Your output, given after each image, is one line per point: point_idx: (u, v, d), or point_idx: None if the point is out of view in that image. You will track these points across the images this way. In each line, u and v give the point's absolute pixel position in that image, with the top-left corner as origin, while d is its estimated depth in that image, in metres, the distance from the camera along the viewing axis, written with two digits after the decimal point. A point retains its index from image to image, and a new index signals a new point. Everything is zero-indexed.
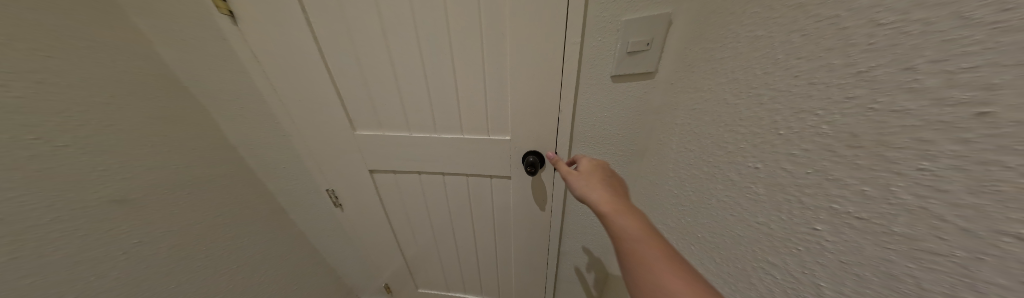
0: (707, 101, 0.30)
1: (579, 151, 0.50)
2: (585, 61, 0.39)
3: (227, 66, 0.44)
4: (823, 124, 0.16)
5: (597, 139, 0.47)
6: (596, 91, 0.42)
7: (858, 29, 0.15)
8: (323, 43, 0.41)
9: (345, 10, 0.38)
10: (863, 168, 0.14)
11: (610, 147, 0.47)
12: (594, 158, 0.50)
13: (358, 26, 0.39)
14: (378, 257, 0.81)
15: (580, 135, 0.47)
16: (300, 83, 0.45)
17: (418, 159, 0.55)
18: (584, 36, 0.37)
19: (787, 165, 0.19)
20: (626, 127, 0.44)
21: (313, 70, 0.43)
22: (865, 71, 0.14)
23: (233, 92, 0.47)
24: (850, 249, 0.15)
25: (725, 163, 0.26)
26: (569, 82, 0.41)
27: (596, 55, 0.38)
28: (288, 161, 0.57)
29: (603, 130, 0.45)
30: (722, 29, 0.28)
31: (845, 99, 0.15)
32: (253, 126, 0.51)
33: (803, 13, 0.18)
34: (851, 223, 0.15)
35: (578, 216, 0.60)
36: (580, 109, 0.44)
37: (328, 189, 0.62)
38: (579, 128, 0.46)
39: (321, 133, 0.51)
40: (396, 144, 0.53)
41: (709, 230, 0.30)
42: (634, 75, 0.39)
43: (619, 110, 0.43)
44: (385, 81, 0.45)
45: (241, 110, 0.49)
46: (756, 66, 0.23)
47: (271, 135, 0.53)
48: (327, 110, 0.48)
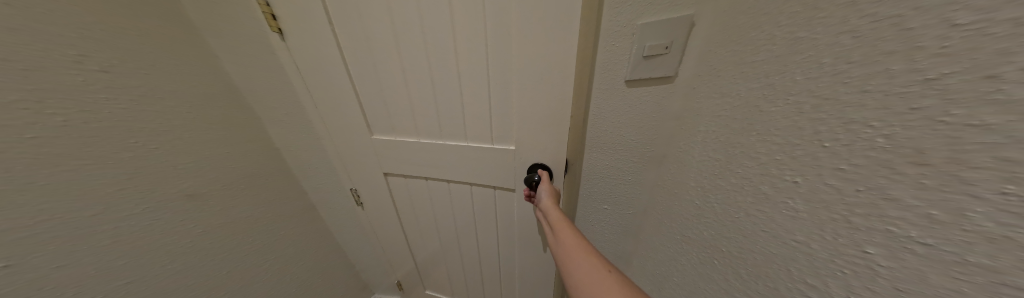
0: (736, 108, 0.28)
1: (590, 157, 0.49)
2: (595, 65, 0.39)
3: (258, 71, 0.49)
4: (878, 137, 0.15)
5: (609, 145, 0.46)
6: (610, 95, 0.41)
7: (927, 30, 0.13)
8: (344, 51, 0.43)
9: (363, 21, 0.40)
10: (929, 188, 0.13)
11: (625, 153, 0.46)
12: (607, 164, 0.49)
13: (376, 36, 0.41)
14: (391, 254, 0.84)
15: (590, 140, 0.47)
16: (322, 88, 0.48)
17: (427, 163, 0.56)
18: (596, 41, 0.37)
19: (832, 180, 0.17)
20: (644, 133, 0.43)
21: (334, 76, 0.46)
22: (936, 79, 0.13)
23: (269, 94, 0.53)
24: (906, 277, 0.14)
25: (758, 174, 0.24)
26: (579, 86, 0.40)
27: (608, 59, 0.38)
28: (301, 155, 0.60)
29: (619, 135, 0.44)
30: (753, 31, 0.26)
31: (907, 110, 0.14)
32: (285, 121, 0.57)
33: (856, 12, 0.17)
34: (910, 248, 0.13)
35: (592, 222, 0.59)
36: (592, 115, 0.44)
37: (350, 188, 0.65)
38: (591, 132, 0.46)
39: (342, 135, 0.54)
40: (407, 149, 0.54)
41: (736, 245, 0.27)
42: (651, 79, 0.38)
43: (636, 115, 0.42)
44: (399, 88, 0.46)
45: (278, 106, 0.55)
46: (795, 71, 0.21)
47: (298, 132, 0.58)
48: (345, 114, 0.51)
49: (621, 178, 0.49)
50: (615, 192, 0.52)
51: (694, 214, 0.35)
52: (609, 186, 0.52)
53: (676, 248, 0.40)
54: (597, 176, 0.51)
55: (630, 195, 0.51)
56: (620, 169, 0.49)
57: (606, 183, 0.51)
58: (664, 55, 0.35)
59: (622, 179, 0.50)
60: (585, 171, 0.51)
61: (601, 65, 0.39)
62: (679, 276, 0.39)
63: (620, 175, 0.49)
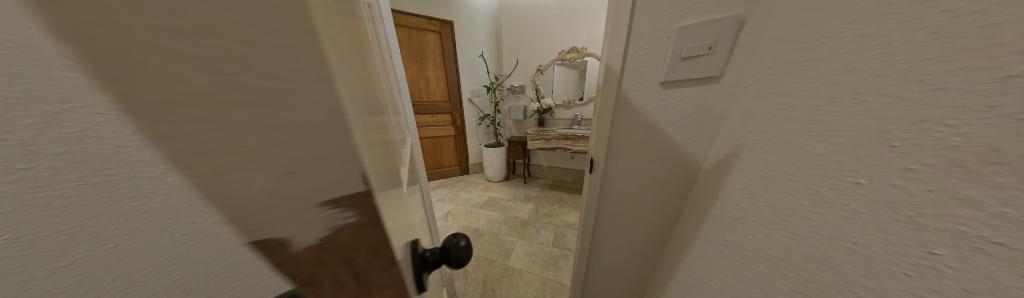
0: (792, 109, 0.27)
1: (619, 156, 0.51)
2: (626, 71, 0.45)
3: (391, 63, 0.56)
4: (954, 137, 0.16)
5: (641, 146, 0.49)
6: (645, 96, 0.45)
7: (1006, 34, 0.15)
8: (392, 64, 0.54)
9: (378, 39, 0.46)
10: (1007, 188, 0.15)
11: (658, 151, 0.47)
12: (636, 165, 0.51)
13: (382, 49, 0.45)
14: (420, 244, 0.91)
15: (616, 140, 0.50)
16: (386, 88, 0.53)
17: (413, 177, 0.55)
18: (625, 51, 0.44)
19: (899, 181, 0.18)
20: (681, 134, 0.44)
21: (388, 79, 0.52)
22: (1013, 78, 0.15)
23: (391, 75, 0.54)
24: (976, 276, 0.16)
25: (814, 177, 0.24)
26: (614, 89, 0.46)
27: (641, 65, 0.44)
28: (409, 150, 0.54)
29: (650, 133, 0.47)
30: (816, 28, 0.25)
31: (984, 108, 0.15)
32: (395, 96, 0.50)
33: (935, 9, 0.17)
34: (981, 248, 0.16)
35: (613, 223, 0.60)
36: (621, 113, 0.48)
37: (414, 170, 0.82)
38: (619, 132, 0.49)
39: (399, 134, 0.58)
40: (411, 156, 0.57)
41: (787, 249, 0.27)
42: (691, 80, 0.41)
43: (671, 115, 0.44)
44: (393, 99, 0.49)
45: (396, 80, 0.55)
46: (864, 68, 0.20)
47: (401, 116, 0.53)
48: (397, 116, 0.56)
49: (654, 180, 0.50)
50: (647, 195, 0.52)
51: (735, 217, 0.34)
52: (635, 185, 0.53)
53: (711, 253, 0.39)
54: (628, 174, 0.52)
55: (660, 198, 0.51)
56: (653, 167, 0.49)
57: (635, 184, 0.53)
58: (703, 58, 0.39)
59: (654, 181, 0.50)
60: (609, 172, 0.53)
61: (633, 72, 0.44)
62: (709, 282, 0.38)
63: (649, 173, 0.50)
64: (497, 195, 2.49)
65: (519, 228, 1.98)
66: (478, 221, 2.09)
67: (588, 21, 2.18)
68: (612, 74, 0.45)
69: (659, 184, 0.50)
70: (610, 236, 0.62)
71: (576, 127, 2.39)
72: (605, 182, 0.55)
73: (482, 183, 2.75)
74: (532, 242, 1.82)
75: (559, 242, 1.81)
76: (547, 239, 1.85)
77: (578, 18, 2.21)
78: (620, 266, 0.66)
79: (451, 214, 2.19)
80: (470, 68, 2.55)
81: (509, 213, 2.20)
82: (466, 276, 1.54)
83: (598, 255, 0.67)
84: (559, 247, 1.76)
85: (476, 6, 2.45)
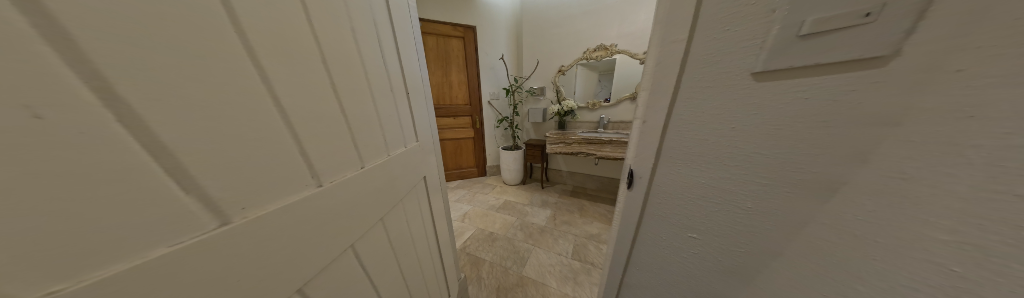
0: None
1: (669, 165, 0.48)
2: (693, 63, 0.40)
3: (358, 59, 0.48)
4: None
5: (706, 158, 0.42)
6: (720, 93, 0.38)
7: None
8: (371, 70, 0.52)
9: (344, 46, 0.44)
10: None
11: (740, 165, 0.39)
12: (692, 176, 0.45)
13: (344, 59, 0.44)
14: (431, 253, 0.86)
15: (671, 148, 0.46)
16: (358, 101, 0.47)
17: (376, 197, 0.52)
18: (688, 43, 0.40)
19: None
20: (784, 144, 0.34)
21: (362, 94, 0.49)
22: None
23: (354, 75, 0.47)
24: None
25: None
26: (670, 87, 0.43)
27: (716, 53, 0.37)
28: (360, 165, 0.47)
29: (726, 144, 0.39)
30: None
31: None
32: (345, 102, 0.44)
33: None
34: None
35: (663, 239, 0.55)
36: (678, 115, 0.43)
37: (422, 176, 0.77)
38: (677, 140, 0.45)
39: (377, 150, 0.53)
40: (383, 171, 0.55)
41: None
42: (819, 66, 0.29)
43: (776, 115, 0.34)
44: (359, 110, 0.48)
45: (360, 83, 0.48)
46: None
47: (355, 124, 0.46)
48: (371, 133, 0.51)
49: (723, 196, 0.43)
50: (713, 212, 0.45)
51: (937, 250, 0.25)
52: (697, 200, 0.46)
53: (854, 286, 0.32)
54: (687, 186, 0.47)
55: (732, 219, 0.43)
56: (727, 183, 0.42)
57: (693, 197, 0.47)
58: (831, 35, 0.27)
59: (724, 199, 0.43)
60: (661, 180, 0.50)
61: (706, 63, 0.38)
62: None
63: (722, 189, 0.42)
64: (514, 199, 2.40)
65: (536, 235, 1.86)
66: (494, 224, 2.02)
67: (617, 16, 2.02)
68: (670, 69, 0.42)
69: (733, 202, 0.42)
70: (661, 251, 0.57)
71: (600, 131, 2.22)
72: (654, 191, 0.52)
73: (499, 186, 2.68)
74: (550, 251, 1.70)
75: (580, 254, 1.66)
76: (564, 249, 1.71)
77: (605, 15, 2.06)
78: (671, 287, 0.59)
79: (467, 216, 2.15)
80: (490, 71, 2.51)
81: (526, 218, 2.09)
82: (480, 281, 1.47)
83: (644, 269, 0.62)
84: (580, 260, 1.61)
85: (498, 7, 2.41)
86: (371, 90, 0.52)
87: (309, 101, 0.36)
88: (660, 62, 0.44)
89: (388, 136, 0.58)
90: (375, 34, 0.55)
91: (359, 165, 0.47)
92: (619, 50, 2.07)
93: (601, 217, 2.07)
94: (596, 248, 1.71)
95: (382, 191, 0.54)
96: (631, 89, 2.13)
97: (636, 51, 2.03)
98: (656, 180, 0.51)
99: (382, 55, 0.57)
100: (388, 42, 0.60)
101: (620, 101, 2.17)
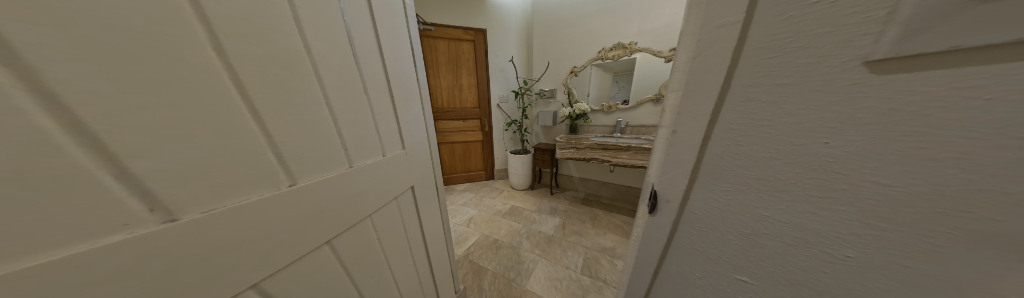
0: None
1: (715, 187, 0.37)
2: (754, 57, 0.28)
3: (296, 54, 0.39)
4: None
5: (775, 185, 0.31)
6: (802, 99, 0.26)
7: None
8: (334, 72, 0.45)
9: (287, 45, 0.38)
10: None
11: (830, 199, 0.28)
12: (751, 205, 0.34)
13: (287, 60, 0.38)
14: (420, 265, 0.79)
15: (714, 171, 0.35)
16: (305, 108, 0.41)
17: (323, 219, 0.45)
18: (746, 29, 0.28)
19: None
20: (915, 171, 0.23)
21: (313, 99, 0.42)
22: None
23: (286, 74, 0.38)
24: None
25: None
26: (717, 91, 0.32)
27: (797, 40, 0.25)
28: (279, 184, 0.38)
29: (806, 169, 0.28)
30: None
31: None
32: (260, 107, 0.35)
33: None
34: None
35: (704, 271, 0.45)
36: (728, 126, 0.32)
37: (410, 186, 0.69)
38: (725, 162, 0.34)
39: (334, 162, 0.46)
40: (343, 186, 0.48)
41: None
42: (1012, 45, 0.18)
43: (907, 127, 0.22)
44: (307, 118, 0.41)
45: (295, 84, 0.39)
46: None
47: (281, 134, 0.38)
48: (324, 144, 0.44)
49: (800, 233, 0.32)
50: (781, 249, 0.34)
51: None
52: (753, 236, 0.36)
53: None
54: (737, 219, 0.36)
55: (812, 261, 0.32)
56: (803, 220, 0.31)
57: (751, 229, 0.36)
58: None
59: (801, 236, 0.32)
60: (697, 206, 0.40)
61: (779, 55, 0.26)
62: None
63: (796, 226, 0.32)
64: (521, 205, 2.28)
65: (544, 245, 1.73)
66: (499, 231, 1.91)
67: (637, 12, 1.86)
68: (716, 66, 0.31)
69: (817, 242, 0.31)
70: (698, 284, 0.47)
71: (616, 135, 2.06)
72: (686, 218, 0.43)
73: (506, 190, 2.57)
74: (557, 264, 1.56)
75: (591, 269, 1.51)
76: (573, 262, 1.56)
77: (624, 11, 1.91)
78: None
79: (471, 221, 2.05)
80: (500, 73, 2.43)
81: (533, 226, 1.96)
82: (480, 293, 1.36)
83: None
84: (590, 276, 1.46)
85: (509, 7, 2.33)
86: (319, 91, 0.43)
87: (175, 109, 0.28)
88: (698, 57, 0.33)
89: (347, 144, 0.49)
90: (343, 25, 0.47)
91: (279, 184, 0.38)
92: (639, 48, 1.91)
93: (615, 229, 1.90)
94: (609, 264, 1.55)
95: (326, 211, 0.46)
96: (651, 90, 1.95)
97: (658, 50, 1.86)
98: (689, 206, 0.41)
99: (350, 50, 0.48)
100: (365, 36, 0.52)
101: (639, 103, 2.00)
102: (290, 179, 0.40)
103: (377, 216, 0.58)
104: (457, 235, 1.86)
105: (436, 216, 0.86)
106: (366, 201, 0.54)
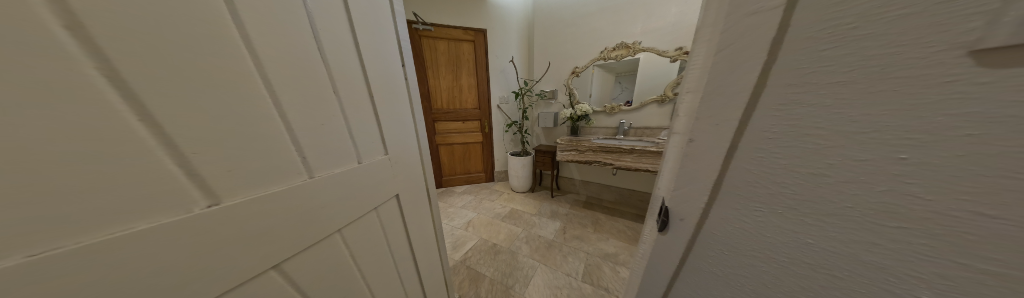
0: None
1: (741, 206, 0.30)
2: (799, 49, 0.22)
3: (223, 37, 0.30)
4: None
5: (815, 208, 0.25)
6: (868, 102, 0.20)
7: None
8: (292, 63, 0.38)
9: (228, 28, 0.31)
10: None
11: (905, 229, 0.21)
12: (786, 229, 0.28)
13: (226, 46, 0.30)
14: (407, 276, 0.73)
15: (740, 187, 0.29)
16: (253, 105, 0.34)
17: (278, 236, 0.38)
18: (791, 10, 0.22)
19: None
20: None
21: (261, 94, 0.34)
22: None
23: (204, 61, 0.28)
24: None
25: None
26: (748, 91, 0.25)
27: (863, 25, 0.19)
28: (189, 208, 0.29)
29: (866, 192, 0.22)
30: None
31: None
32: (153, 104, 0.25)
33: None
34: None
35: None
36: (759, 133, 0.26)
37: (394, 194, 0.63)
38: (755, 176, 0.27)
39: (294, 171, 0.39)
40: (304, 199, 0.41)
41: None
42: None
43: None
44: (255, 116, 0.34)
45: (217, 75, 0.30)
46: None
47: (195, 139, 0.28)
48: (279, 149, 0.37)
49: (845, 266, 0.25)
50: (819, 280, 0.28)
51: None
52: (790, 266, 0.29)
53: None
54: (770, 244, 0.30)
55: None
56: (863, 253, 0.24)
57: (783, 256, 0.29)
58: None
59: (845, 269, 0.26)
60: (716, 226, 0.34)
61: (836, 46, 0.20)
62: None
63: (846, 259, 0.25)
64: (521, 208, 2.22)
65: (543, 250, 1.67)
66: (498, 235, 1.85)
67: (642, 10, 1.80)
68: (746, 61, 0.25)
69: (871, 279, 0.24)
70: None
71: (619, 137, 1.99)
72: (703, 239, 0.36)
73: (506, 192, 2.51)
74: (557, 270, 1.49)
75: (592, 276, 1.44)
76: (574, 269, 1.50)
77: (627, 9, 1.85)
78: None
79: (469, 224, 2.00)
80: (500, 74, 2.37)
81: (532, 230, 1.90)
82: None
83: None
84: (592, 284, 1.39)
85: (509, 6, 2.28)
86: (259, 86, 0.34)
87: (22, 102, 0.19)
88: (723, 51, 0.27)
89: (304, 152, 0.40)
90: (305, 15, 0.41)
91: (189, 207, 0.29)
92: (643, 47, 1.85)
93: (618, 234, 1.83)
94: (612, 271, 1.48)
95: (269, 235, 0.37)
96: (655, 90, 1.88)
97: (663, 49, 1.79)
98: (708, 226, 0.35)
99: (314, 42, 0.42)
100: (337, 29, 0.46)
101: (643, 104, 1.93)
102: (208, 200, 0.30)
103: (350, 229, 0.52)
104: (454, 239, 1.80)
105: (426, 224, 0.80)
106: (334, 215, 0.47)
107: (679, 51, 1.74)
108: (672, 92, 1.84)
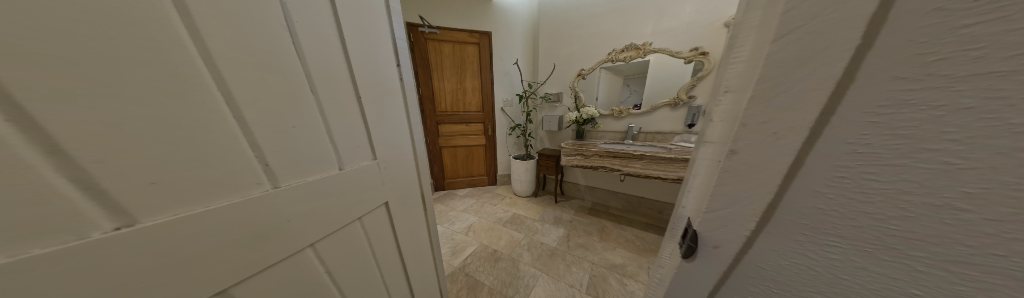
0: None
1: (802, 238, 0.24)
2: (918, 28, 0.15)
3: (163, 33, 0.26)
4: None
5: (921, 246, 0.18)
6: None
7: None
8: (259, 61, 0.34)
9: (172, 21, 0.27)
10: None
11: None
12: (864, 269, 0.21)
13: (166, 41, 0.26)
14: (395, 290, 0.68)
15: (807, 214, 0.22)
16: (202, 108, 0.30)
17: (231, 251, 0.34)
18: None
19: None
20: None
21: (212, 95, 0.30)
22: None
23: (131, 61, 0.25)
24: None
25: None
26: (830, 87, 0.19)
27: None
28: (84, 233, 0.24)
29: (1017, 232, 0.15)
30: None
31: None
32: (39, 110, 0.21)
33: None
34: None
35: None
36: (835, 149, 0.19)
37: (383, 202, 0.58)
38: (833, 203, 0.21)
39: (251, 179, 0.35)
40: (263, 210, 0.36)
41: None
42: None
43: None
44: (204, 120, 0.30)
45: (143, 75, 0.25)
46: None
47: (103, 150, 0.24)
48: (233, 158, 0.33)
49: None
50: None
51: None
52: None
53: None
54: (845, 288, 0.23)
55: None
56: None
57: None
58: None
59: None
60: (762, 261, 0.27)
61: (992, 19, 0.13)
62: None
63: None
64: (523, 213, 2.14)
65: (545, 259, 1.58)
66: (499, 241, 1.77)
67: (654, 11, 1.73)
68: (825, 48, 0.18)
69: None
70: None
71: (627, 142, 1.91)
72: (742, 272, 0.29)
73: (507, 197, 2.44)
74: (560, 281, 1.41)
75: (598, 288, 1.35)
76: (577, 280, 1.41)
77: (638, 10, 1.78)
78: None
79: (470, 228, 1.93)
80: (503, 76, 2.33)
81: (534, 236, 1.82)
82: None
83: None
84: None
85: (515, 8, 2.23)
86: (211, 88, 0.30)
87: None
88: (789, 35, 0.20)
89: (265, 159, 0.36)
90: (279, 6, 0.36)
91: (87, 232, 0.24)
92: (654, 49, 1.77)
93: (625, 243, 1.72)
94: (620, 283, 1.38)
95: (219, 252, 0.33)
96: (667, 93, 1.80)
97: (676, 50, 1.71)
98: (752, 257, 0.27)
99: (288, 35, 0.38)
100: (319, 23, 0.42)
101: (653, 108, 1.84)
102: (117, 222, 0.26)
103: (325, 243, 0.47)
104: (454, 244, 1.74)
105: (420, 233, 0.74)
106: (301, 230, 0.42)
107: (694, 52, 1.65)
108: (687, 95, 1.73)
